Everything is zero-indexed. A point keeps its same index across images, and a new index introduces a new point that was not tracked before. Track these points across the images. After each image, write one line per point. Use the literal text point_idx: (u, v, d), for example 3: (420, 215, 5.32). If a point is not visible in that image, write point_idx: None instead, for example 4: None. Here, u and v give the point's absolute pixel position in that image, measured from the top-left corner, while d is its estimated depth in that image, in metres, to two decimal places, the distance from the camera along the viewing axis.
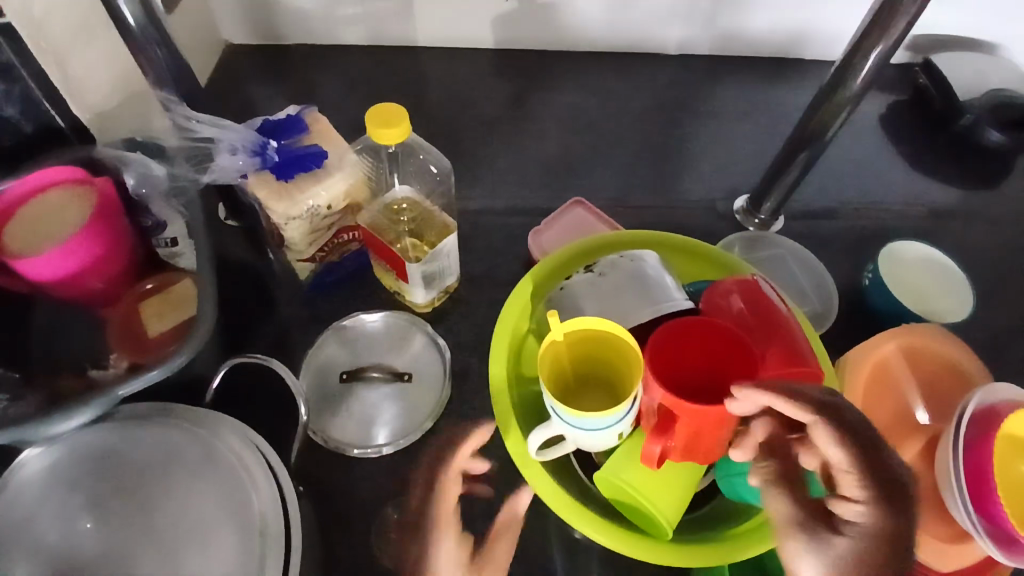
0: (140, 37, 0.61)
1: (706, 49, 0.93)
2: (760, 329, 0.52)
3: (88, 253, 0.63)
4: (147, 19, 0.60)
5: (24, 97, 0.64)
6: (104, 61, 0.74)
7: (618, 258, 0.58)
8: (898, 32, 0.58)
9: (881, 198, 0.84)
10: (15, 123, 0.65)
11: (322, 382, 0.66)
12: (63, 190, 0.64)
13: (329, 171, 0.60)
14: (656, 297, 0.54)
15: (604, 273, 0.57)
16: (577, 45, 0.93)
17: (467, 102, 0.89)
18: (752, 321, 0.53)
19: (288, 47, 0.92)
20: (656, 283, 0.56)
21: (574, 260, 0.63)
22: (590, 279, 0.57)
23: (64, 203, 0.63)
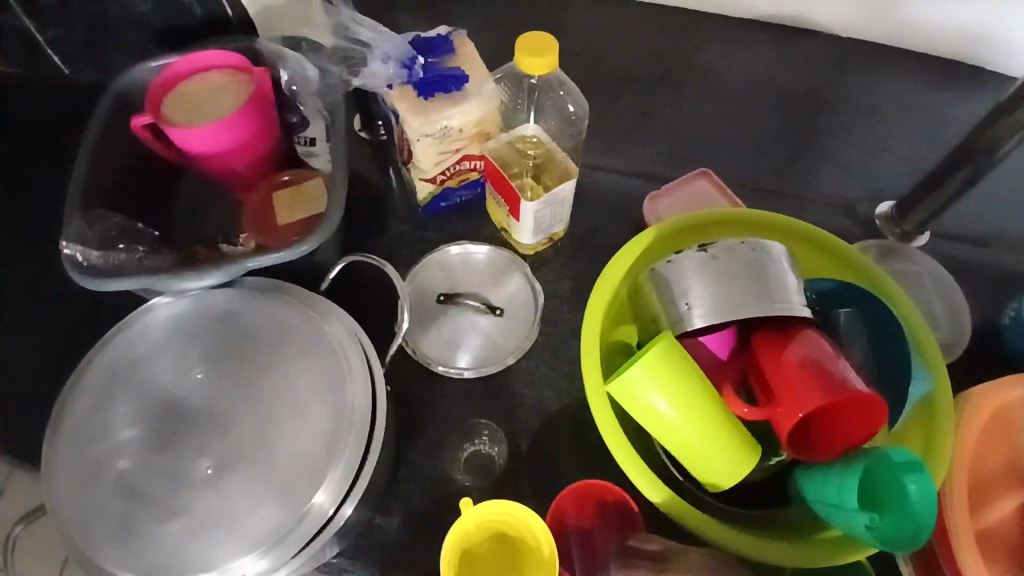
0: None
1: (878, 37, 0.85)
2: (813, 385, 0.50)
3: (236, 136, 0.68)
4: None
5: None
6: None
7: (736, 243, 0.55)
8: None
9: None
10: (188, 5, 0.71)
11: (421, 298, 0.69)
12: (225, 75, 0.69)
13: (467, 97, 0.61)
14: (768, 299, 0.52)
15: (721, 257, 0.54)
16: (735, 13, 0.88)
17: (610, 53, 0.87)
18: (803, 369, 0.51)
19: None
20: (772, 280, 0.53)
21: (682, 235, 0.60)
22: (703, 260, 0.54)
23: (223, 86, 0.68)
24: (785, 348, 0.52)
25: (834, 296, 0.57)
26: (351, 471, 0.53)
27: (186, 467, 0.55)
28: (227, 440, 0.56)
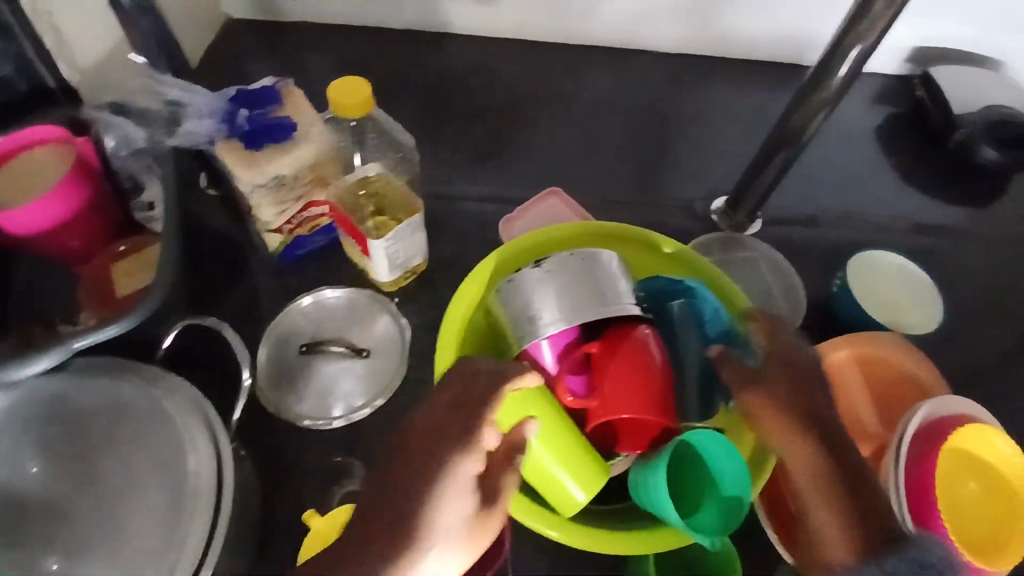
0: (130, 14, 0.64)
1: (702, 50, 0.92)
2: (637, 388, 0.53)
3: (63, 210, 0.64)
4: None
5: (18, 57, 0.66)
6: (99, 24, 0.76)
7: (566, 255, 0.56)
8: (872, 37, 0.59)
9: (865, 210, 0.85)
10: (8, 81, 0.66)
11: (281, 353, 0.67)
12: (44, 150, 0.65)
13: (297, 143, 0.60)
14: (602, 303, 0.55)
15: (554, 271, 0.55)
16: (573, 38, 0.93)
17: (460, 88, 0.90)
18: (633, 372, 0.54)
19: (283, 25, 0.94)
20: (604, 286, 0.55)
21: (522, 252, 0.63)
22: (538, 277, 0.55)
23: (44, 162, 0.65)
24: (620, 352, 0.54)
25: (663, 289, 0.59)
26: (201, 546, 0.49)
27: (33, 564, 0.53)
28: (74, 523, 0.55)
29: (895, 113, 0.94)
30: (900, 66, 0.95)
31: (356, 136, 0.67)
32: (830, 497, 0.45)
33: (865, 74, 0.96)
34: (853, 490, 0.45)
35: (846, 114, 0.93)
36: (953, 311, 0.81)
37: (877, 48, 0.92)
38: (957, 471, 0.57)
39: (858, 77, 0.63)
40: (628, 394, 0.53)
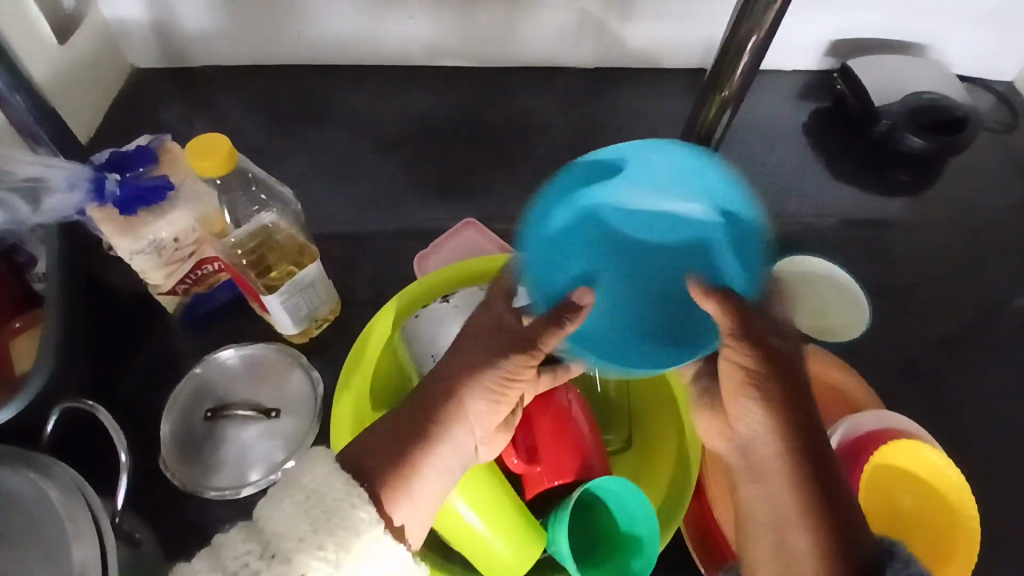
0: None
1: (620, 63, 0.91)
2: (557, 443, 0.56)
3: None
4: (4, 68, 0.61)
5: None
6: None
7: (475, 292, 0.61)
8: (761, 42, 0.57)
9: (790, 211, 0.84)
10: None
11: (189, 420, 0.64)
12: None
13: (176, 204, 0.58)
14: None
15: (458, 305, 0.60)
16: (487, 62, 0.90)
17: (374, 119, 0.88)
18: (558, 424, 0.57)
19: (188, 69, 0.91)
20: None
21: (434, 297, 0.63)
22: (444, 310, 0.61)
23: None
24: (549, 408, 0.58)
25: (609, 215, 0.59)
26: None
27: None
28: None
29: (818, 109, 0.93)
30: (820, 60, 0.93)
31: (226, 193, 0.63)
32: (805, 522, 0.44)
33: (786, 72, 0.94)
34: (825, 503, 0.44)
35: (770, 114, 0.92)
36: (886, 305, 0.80)
37: (794, 43, 0.91)
38: (886, 483, 0.55)
39: (756, 77, 0.61)
40: (553, 449, 0.56)
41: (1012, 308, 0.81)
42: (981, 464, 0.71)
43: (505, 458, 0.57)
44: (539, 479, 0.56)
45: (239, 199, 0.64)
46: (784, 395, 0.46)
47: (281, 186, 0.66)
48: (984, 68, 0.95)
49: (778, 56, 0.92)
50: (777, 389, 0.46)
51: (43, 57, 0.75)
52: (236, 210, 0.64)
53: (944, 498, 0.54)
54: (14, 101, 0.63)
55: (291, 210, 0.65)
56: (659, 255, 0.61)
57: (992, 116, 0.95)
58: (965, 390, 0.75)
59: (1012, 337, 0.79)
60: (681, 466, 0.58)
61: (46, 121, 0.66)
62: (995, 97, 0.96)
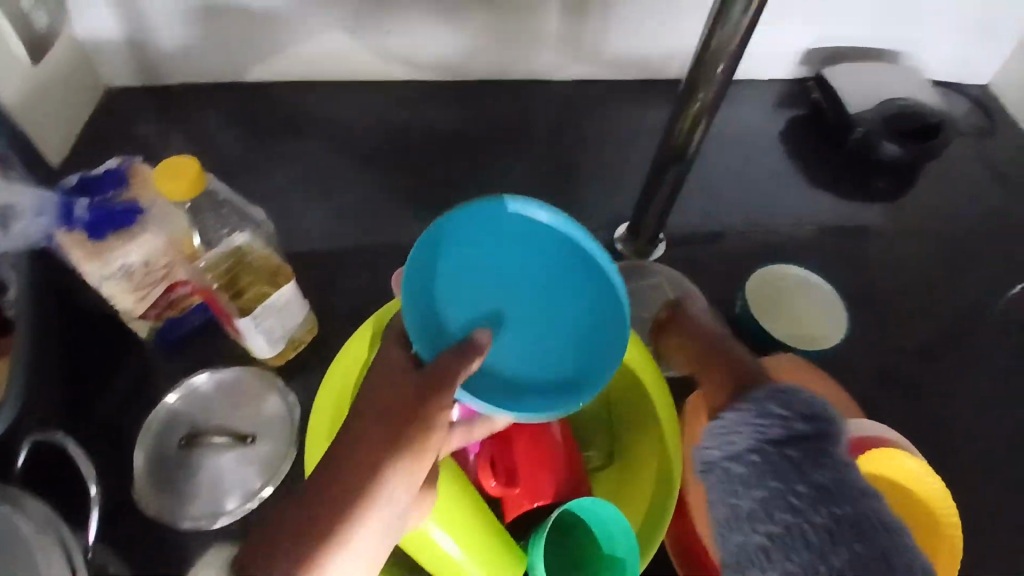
0: None
1: (598, 75, 0.91)
2: (535, 464, 0.55)
3: None
4: None
5: None
6: None
7: None
8: (733, 53, 0.57)
9: (770, 219, 0.85)
10: None
11: (161, 448, 0.63)
12: None
13: (145, 227, 0.56)
14: None
15: None
16: (465, 76, 0.90)
17: (353, 135, 0.88)
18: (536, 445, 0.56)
19: (162, 87, 0.90)
20: None
21: None
22: None
23: None
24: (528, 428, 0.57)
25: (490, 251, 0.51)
26: None
27: None
28: None
29: (796, 117, 0.94)
30: (796, 69, 0.94)
31: (196, 215, 0.60)
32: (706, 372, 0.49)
33: (763, 82, 0.95)
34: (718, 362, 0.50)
35: (749, 122, 0.92)
36: (867, 311, 0.81)
37: (770, 53, 0.91)
38: None
39: (730, 87, 0.61)
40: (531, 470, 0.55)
41: (993, 311, 0.82)
42: (965, 467, 0.71)
43: (484, 480, 0.56)
44: (518, 501, 0.55)
45: (209, 217, 0.61)
46: (684, 320, 0.58)
47: (252, 208, 0.66)
48: (955, 74, 0.97)
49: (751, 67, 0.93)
50: (680, 320, 0.58)
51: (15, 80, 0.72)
52: (206, 231, 0.60)
53: (931, 510, 0.53)
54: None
55: (262, 229, 0.65)
56: (532, 298, 0.52)
57: (967, 121, 0.96)
58: (949, 393, 0.75)
59: (993, 338, 0.80)
60: (663, 479, 0.57)
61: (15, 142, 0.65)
62: (969, 102, 0.97)
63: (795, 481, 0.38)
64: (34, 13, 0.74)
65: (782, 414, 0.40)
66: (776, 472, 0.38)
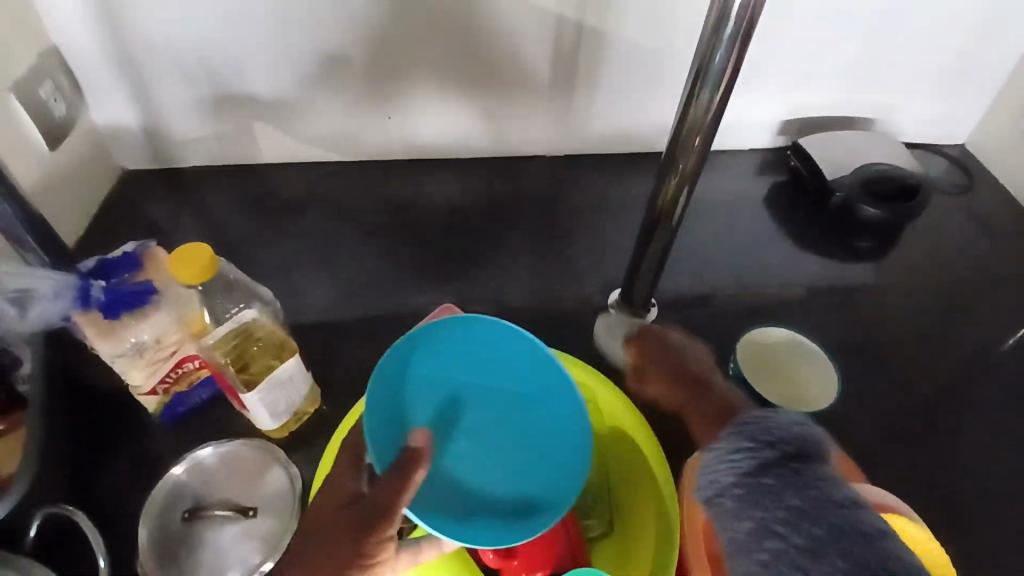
0: None
1: (588, 149, 0.97)
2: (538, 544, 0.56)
3: None
4: None
5: None
6: None
7: None
8: (707, 131, 0.61)
9: (759, 281, 0.88)
10: None
11: (163, 523, 0.63)
12: None
13: (157, 307, 0.60)
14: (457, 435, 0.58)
15: None
16: (462, 152, 0.96)
17: (357, 209, 0.92)
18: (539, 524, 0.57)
19: (175, 169, 0.95)
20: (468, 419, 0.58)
21: None
22: None
23: None
24: None
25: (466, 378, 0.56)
26: None
27: None
28: None
29: (778, 183, 0.98)
30: (775, 139, 1.00)
31: (208, 297, 0.63)
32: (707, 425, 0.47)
33: (743, 150, 1.01)
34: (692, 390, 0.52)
35: (734, 189, 0.97)
36: (866, 366, 0.82)
37: (750, 125, 0.97)
38: None
39: (708, 159, 0.65)
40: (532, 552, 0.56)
41: (993, 358, 0.84)
42: (970, 524, 0.71)
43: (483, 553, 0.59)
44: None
45: (221, 297, 0.64)
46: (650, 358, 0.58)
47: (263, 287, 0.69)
48: (929, 137, 1.02)
49: (729, 139, 0.98)
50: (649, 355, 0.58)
51: (33, 165, 0.78)
52: (217, 311, 0.63)
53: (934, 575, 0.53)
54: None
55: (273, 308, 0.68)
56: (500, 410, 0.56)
57: (948, 180, 1.01)
58: (951, 447, 0.76)
59: (992, 389, 0.81)
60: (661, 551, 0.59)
61: (33, 227, 0.68)
62: (948, 161, 1.02)
63: (780, 504, 0.35)
64: (51, 101, 0.80)
65: (751, 445, 0.40)
66: (758, 501, 0.36)
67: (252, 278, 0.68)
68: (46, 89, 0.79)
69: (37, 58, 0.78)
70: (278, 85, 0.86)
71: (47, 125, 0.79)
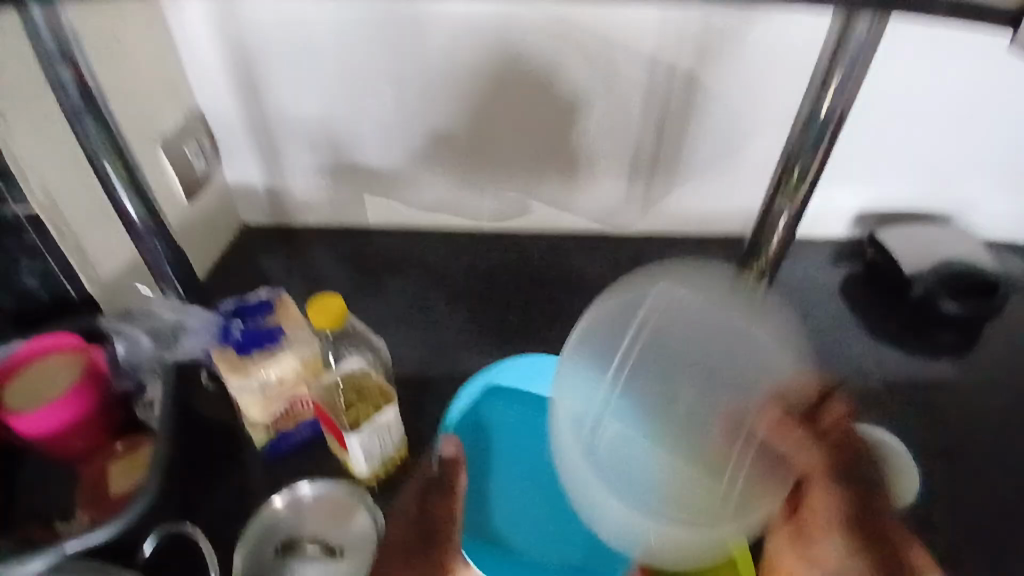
0: (138, 235, 0.73)
1: (665, 231, 1.02)
2: None
3: (78, 412, 0.70)
4: (150, 221, 0.73)
5: (46, 272, 0.81)
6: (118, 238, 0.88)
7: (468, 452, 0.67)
8: (790, 222, 0.65)
9: (835, 370, 0.88)
10: (37, 293, 0.83)
11: (258, 553, 0.67)
12: (63, 360, 0.72)
13: (282, 348, 0.67)
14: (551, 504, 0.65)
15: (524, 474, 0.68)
16: (545, 226, 1.03)
17: (446, 273, 0.99)
18: None
19: (285, 226, 1.05)
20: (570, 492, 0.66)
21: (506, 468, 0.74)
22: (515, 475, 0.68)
23: (59, 371, 0.71)
24: None
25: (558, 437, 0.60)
26: None
27: None
28: None
29: (854, 274, 1.00)
30: (852, 229, 1.02)
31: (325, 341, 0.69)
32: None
33: (820, 239, 1.03)
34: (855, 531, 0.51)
35: (810, 277, 0.99)
36: (945, 467, 0.81)
37: (827, 215, 1.00)
38: None
39: (791, 248, 0.68)
40: None
41: None
42: None
43: None
44: None
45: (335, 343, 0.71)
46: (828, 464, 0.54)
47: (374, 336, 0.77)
48: (1012, 235, 1.03)
49: (811, 230, 1.01)
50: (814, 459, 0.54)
51: (171, 210, 0.90)
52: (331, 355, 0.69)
53: None
54: (151, 245, 0.75)
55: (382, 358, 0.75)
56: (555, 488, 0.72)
57: None
58: None
59: None
60: None
61: (174, 261, 0.78)
62: None
63: None
64: (192, 158, 0.93)
65: None
66: None
67: (365, 326, 0.77)
68: (190, 147, 0.92)
69: (185, 120, 0.91)
70: (388, 156, 0.97)
71: (187, 178, 0.92)
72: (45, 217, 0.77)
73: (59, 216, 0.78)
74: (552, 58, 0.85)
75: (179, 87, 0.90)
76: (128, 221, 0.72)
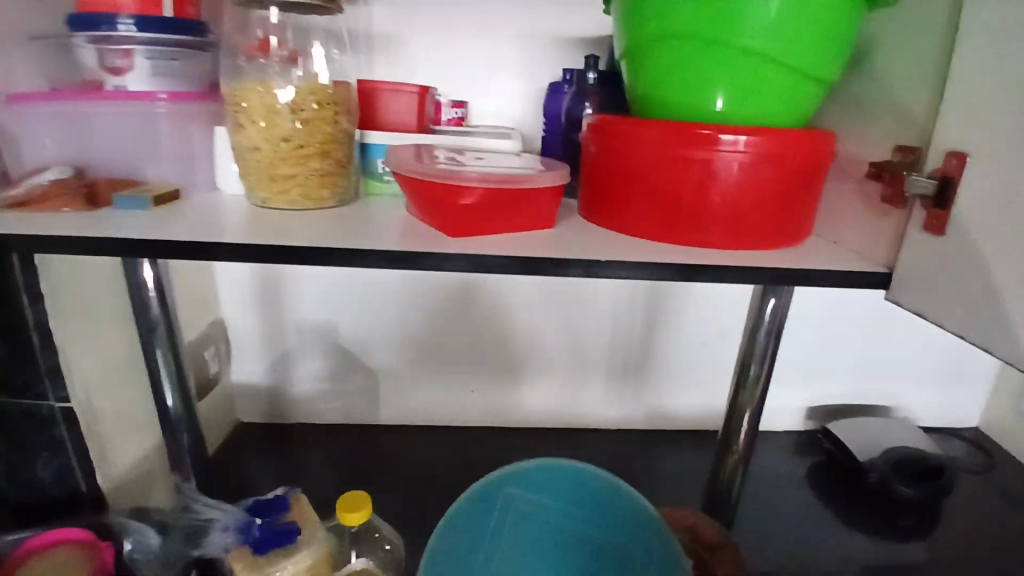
0: (172, 425, 0.81)
1: (638, 426, 1.14)
2: None
3: None
4: (186, 415, 0.81)
5: (60, 467, 0.83)
6: (132, 434, 0.93)
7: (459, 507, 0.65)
8: (752, 423, 0.78)
9: (819, 557, 0.93)
10: (44, 485, 0.84)
11: None
12: (70, 555, 0.74)
13: (299, 546, 0.72)
14: None
15: None
16: (533, 422, 1.13)
17: (443, 466, 1.05)
18: None
19: (283, 424, 1.12)
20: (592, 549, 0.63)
21: None
22: None
23: (66, 567, 0.73)
24: None
25: (496, 528, 0.65)
26: None
27: None
28: None
29: (816, 463, 1.11)
30: (805, 422, 1.16)
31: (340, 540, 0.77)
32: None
33: (778, 431, 1.16)
34: None
35: (777, 467, 1.09)
36: None
37: (780, 411, 1.15)
38: None
39: (756, 443, 0.80)
40: None
41: None
42: None
43: None
44: None
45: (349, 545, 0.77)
46: None
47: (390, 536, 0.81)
48: (943, 421, 1.18)
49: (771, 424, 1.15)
50: None
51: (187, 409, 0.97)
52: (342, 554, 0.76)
53: None
54: (179, 438, 0.81)
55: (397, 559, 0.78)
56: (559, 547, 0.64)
57: (970, 460, 1.12)
58: None
59: None
60: None
61: (194, 452, 0.84)
62: (968, 443, 1.16)
63: None
64: (210, 362, 1.02)
65: None
66: None
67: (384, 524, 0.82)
68: (208, 353, 1.02)
69: (209, 327, 1.02)
70: (392, 362, 1.08)
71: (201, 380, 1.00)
72: (79, 412, 0.81)
73: (89, 411, 0.83)
74: (538, 284, 1.03)
75: (209, 302, 1.03)
76: (166, 412, 0.79)
